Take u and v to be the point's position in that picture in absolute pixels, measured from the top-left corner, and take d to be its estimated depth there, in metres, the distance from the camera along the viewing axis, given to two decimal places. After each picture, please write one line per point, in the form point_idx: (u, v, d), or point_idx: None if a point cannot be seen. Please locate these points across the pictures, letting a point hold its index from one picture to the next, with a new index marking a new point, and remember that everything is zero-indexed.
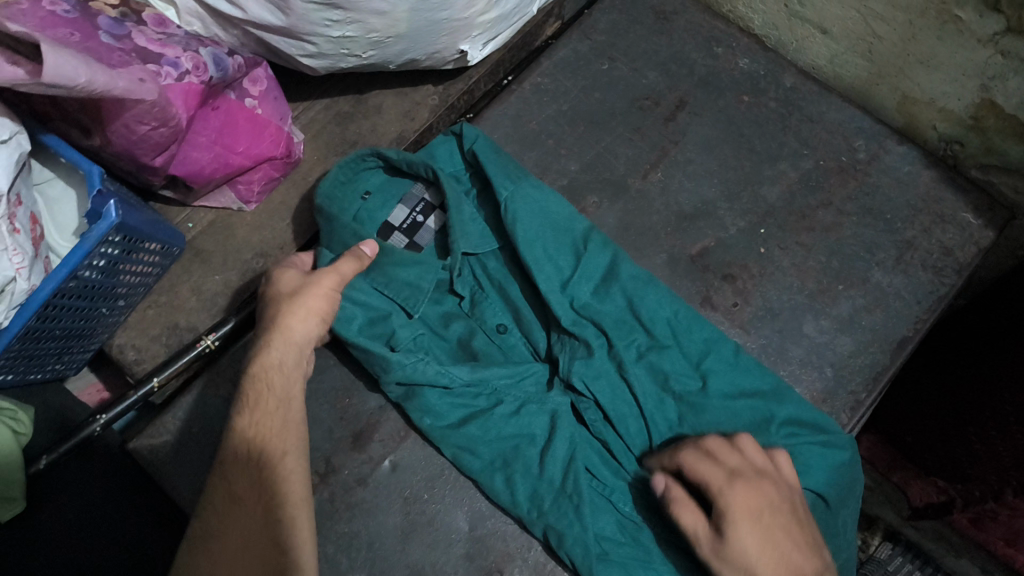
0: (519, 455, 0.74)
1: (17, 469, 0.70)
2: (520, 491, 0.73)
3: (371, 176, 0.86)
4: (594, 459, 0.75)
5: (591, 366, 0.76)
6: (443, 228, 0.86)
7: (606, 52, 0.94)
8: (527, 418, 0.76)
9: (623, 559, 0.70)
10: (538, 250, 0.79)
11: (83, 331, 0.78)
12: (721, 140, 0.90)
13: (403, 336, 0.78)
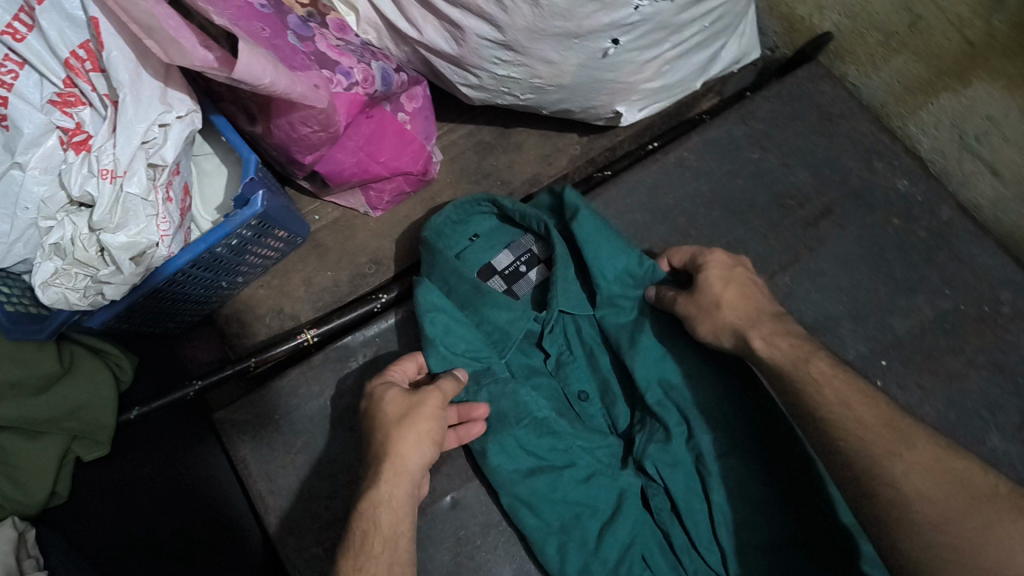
0: (579, 525, 0.73)
1: (107, 413, 0.75)
2: (571, 562, 0.72)
3: (484, 219, 0.87)
4: (652, 549, 0.73)
5: (667, 452, 0.73)
6: (544, 283, 0.85)
7: (759, 141, 0.92)
8: (595, 489, 0.74)
9: None
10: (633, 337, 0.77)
11: (200, 298, 0.81)
12: (859, 259, 0.86)
13: (488, 382, 0.77)
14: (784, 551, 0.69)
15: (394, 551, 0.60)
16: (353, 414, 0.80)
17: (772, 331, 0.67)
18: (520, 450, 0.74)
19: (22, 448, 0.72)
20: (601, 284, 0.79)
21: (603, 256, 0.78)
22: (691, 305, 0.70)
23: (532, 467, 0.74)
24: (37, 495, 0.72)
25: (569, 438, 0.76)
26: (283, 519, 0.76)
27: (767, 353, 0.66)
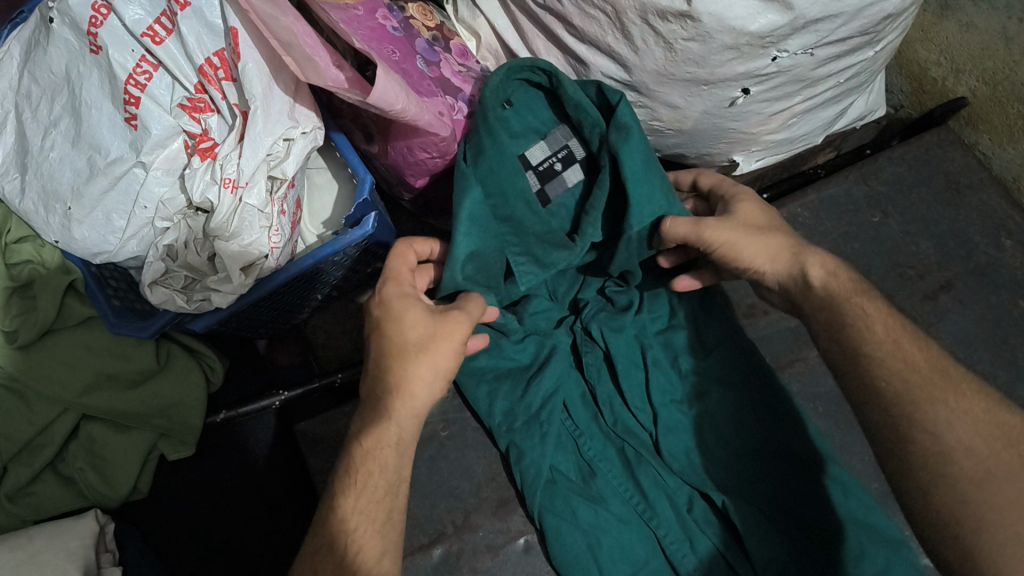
0: (510, 374, 0.77)
1: (193, 414, 0.75)
2: (498, 405, 0.75)
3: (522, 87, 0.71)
4: (576, 400, 0.77)
5: (613, 321, 0.77)
6: (581, 191, 0.73)
7: (880, 205, 0.88)
8: (531, 347, 0.77)
9: (568, 492, 0.72)
10: (683, 361, 0.75)
11: (293, 308, 0.81)
12: (980, 341, 0.81)
13: (528, 407, 0.75)
14: (703, 437, 0.73)
15: (378, 478, 0.56)
16: (432, 443, 0.79)
17: (832, 262, 0.61)
18: (494, 360, 0.76)
19: (112, 440, 0.74)
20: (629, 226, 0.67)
21: (641, 197, 0.66)
22: (735, 229, 0.62)
23: (584, 484, 0.73)
24: (119, 489, 0.73)
25: (614, 462, 0.74)
26: None
27: (824, 282, 0.60)
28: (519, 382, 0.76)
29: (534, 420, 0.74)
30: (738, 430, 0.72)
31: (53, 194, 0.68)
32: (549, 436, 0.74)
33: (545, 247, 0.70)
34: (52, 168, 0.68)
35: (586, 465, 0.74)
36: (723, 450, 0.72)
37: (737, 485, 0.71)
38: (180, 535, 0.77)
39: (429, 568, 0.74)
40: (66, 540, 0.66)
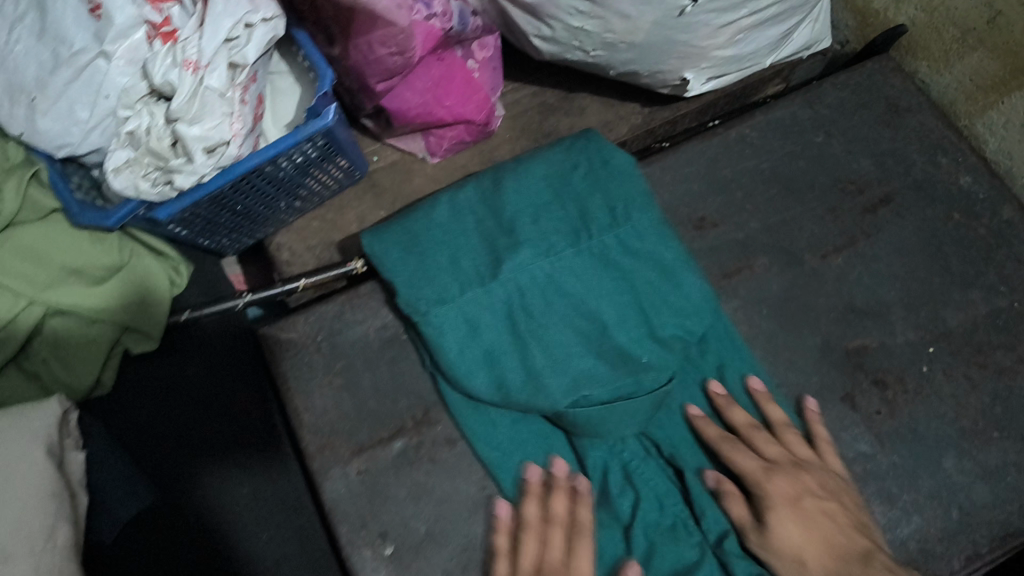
0: (433, 258, 0.78)
1: (158, 312, 0.76)
2: (412, 280, 0.77)
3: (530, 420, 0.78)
4: (478, 266, 0.78)
5: (539, 215, 0.80)
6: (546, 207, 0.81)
7: (824, 126, 0.92)
8: (458, 231, 0.80)
9: (466, 358, 0.76)
10: (589, 243, 0.79)
11: (258, 217, 0.83)
12: (916, 249, 0.85)
13: (443, 288, 0.77)
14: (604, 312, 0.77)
15: None
16: (394, 345, 0.82)
17: None
18: (424, 249, 0.79)
19: (76, 333, 0.74)
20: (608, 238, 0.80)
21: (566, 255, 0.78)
22: (789, 519, 0.69)
23: (505, 354, 0.76)
24: (83, 381, 0.73)
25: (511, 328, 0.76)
26: (325, 443, 0.77)
27: None
28: (431, 264, 0.78)
29: (449, 297, 0.76)
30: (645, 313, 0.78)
31: (18, 85, 0.68)
32: (468, 313, 0.76)
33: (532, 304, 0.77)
34: (17, 62, 0.68)
35: (502, 326, 0.77)
36: (624, 323, 0.77)
37: (637, 351, 0.77)
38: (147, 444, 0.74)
39: (390, 460, 0.77)
40: (30, 422, 0.66)
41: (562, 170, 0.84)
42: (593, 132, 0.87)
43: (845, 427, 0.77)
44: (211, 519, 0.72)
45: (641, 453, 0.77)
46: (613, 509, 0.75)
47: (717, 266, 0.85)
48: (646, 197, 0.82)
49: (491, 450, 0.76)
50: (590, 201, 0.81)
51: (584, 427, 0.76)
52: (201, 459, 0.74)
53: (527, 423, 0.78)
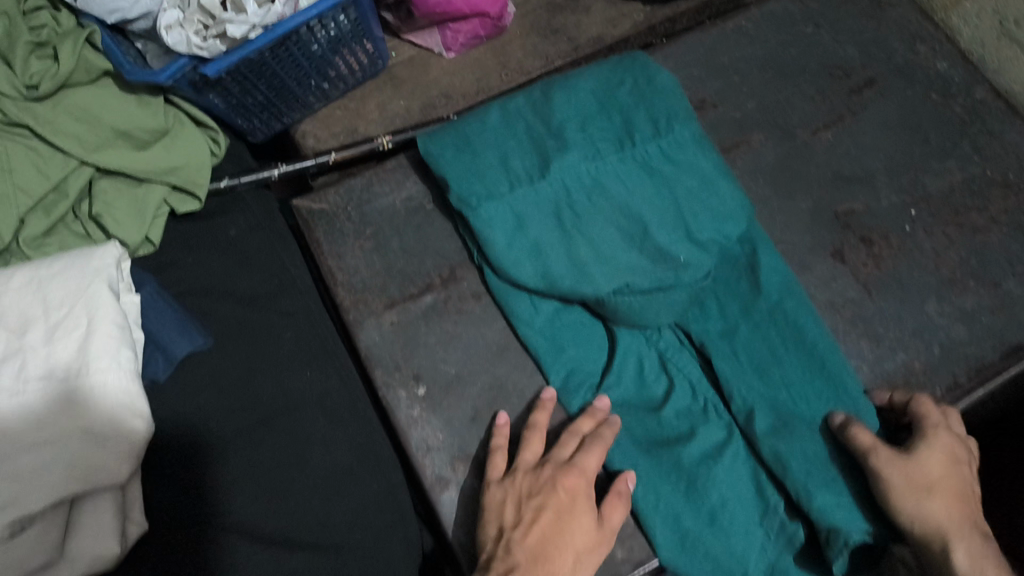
0: (488, 160, 0.85)
1: (204, 174, 0.81)
2: (467, 175, 0.83)
3: (571, 312, 0.81)
4: (530, 167, 0.84)
5: (585, 127, 0.87)
6: (592, 120, 0.88)
7: (813, 19, 0.99)
8: (510, 136, 0.87)
9: (512, 247, 0.80)
10: (632, 153, 0.86)
11: (290, 97, 0.88)
12: (899, 125, 0.92)
13: (495, 185, 0.83)
14: (646, 218, 0.82)
15: None
16: (420, 213, 0.88)
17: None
18: (480, 148, 0.86)
19: (125, 194, 0.79)
20: (651, 150, 0.86)
21: (610, 163, 0.85)
22: (942, 462, 0.68)
23: (549, 244, 0.80)
24: (132, 236, 0.77)
25: (555, 223, 0.81)
26: (359, 297, 0.83)
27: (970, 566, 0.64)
28: (484, 163, 0.84)
29: (499, 193, 0.82)
30: (684, 218, 0.82)
31: None
32: (516, 206, 0.82)
33: (576, 204, 0.82)
34: None
35: (547, 219, 0.82)
36: (663, 223, 0.81)
37: (674, 248, 0.80)
38: (200, 293, 0.78)
39: (420, 312, 0.82)
40: (90, 261, 0.70)
41: (608, 84, 0.90)
42: (640, 54, 0.94)
43: (836, 278, 0.84)
44: (265, 372, 0.76)
45: (677, 344, 0.80)
46: (647, 394, 0.78)
47: (717, 141, 0.92)
48: (686, 113, 0.88)
49: (535, 334, 0.80)
50: (635, 114, 0.88)
51: (622, 316, 0.79)
52: (258, 320, 0.78)
53: (569, 314, 0.81)
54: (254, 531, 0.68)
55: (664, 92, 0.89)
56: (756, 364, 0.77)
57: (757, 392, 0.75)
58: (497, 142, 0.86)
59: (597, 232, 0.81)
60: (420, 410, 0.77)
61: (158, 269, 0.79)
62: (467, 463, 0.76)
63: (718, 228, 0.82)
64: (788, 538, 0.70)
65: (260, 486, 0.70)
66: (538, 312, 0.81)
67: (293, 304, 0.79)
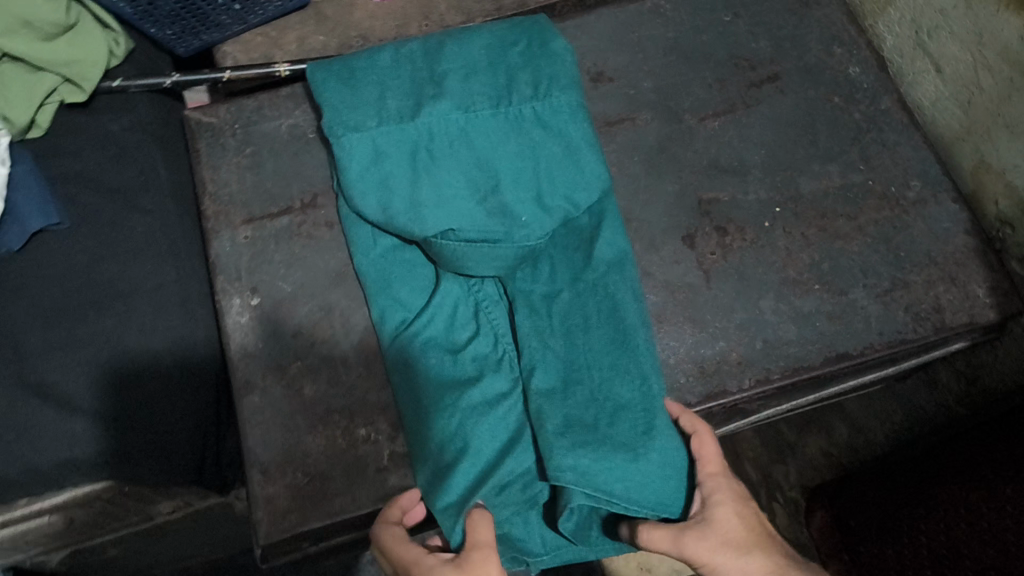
0: (365, 95, 0.86)
1: (95, 71, 0.87)
2: (342, 107, 0.85)
3: (408, 251, 0.84)
4: (403, 106, 0.85)
5: (468, 76, 0.87)
6: (479, 71, 0.87)
7: (734, 7, 0.97)
8: (395, 75, 0.87)
9: (362, 179, 0.82)
10: (506, 108, 0.85)
11: (200, 14, 0.93)
12: (789, 123, 0.91)
13: (363, 118, 0.84)
14: (498, 174, 0.83)
15: None
16: (299, 141, 0.91)
17: None
18: (363, 81, 0.87)
19: (20, 77, 0.85)
20: (527, 108, 0.85)
21: (482, 117, 0.84)
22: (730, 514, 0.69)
23: (398, 181, 0.82)
24: (19, 115, 0.83)
25: (409, 163, 0.83)
26: (222, 209, 0.87)
27: None
28: (360, 97, 0.85)
29: (366, 126, 0.83)
30: (535, 181, 0.83)
31: None
32: (377, 141, 0.83)
33: (433, 149, 0.83)
34: None
35: (404, 157, 0.83)
36: (515, 182, 0.82)
37: (519, 208, 0.81)
38: (73, 177, 0.84)
39: (273, 231, 0.86)
40: None
41: (501, 43, 0.89)
42: (544, 18, 0.92)
43: (679, 261, 0.84)
44: (112, 260, 0.81)
45: (496, 297, 0.83)
46: (451, 338, 0.80)
47: (602, 114, 0.92)
48: (570, 80, 0.86)
49: (367, 264, 0.83)
50: (520, 74, 0.87)
51: (447, 260, 0.81)
52: (118, 212, 0.83)
53: (406, 252, 0.84)
54: (59, 399, 0.74)
55: (555, 56, 0.88)
56: (563, 328, 0.79)
57: (551, 354, 0.77)
58: (382, 79, 0.87)
59: (446, 178, 0.82)
60: (247, 319, 0.82)
61: (43, 150, 0.86)
62: (277, 375, 0.80)
63: (567, 194, 0.83)
64: (530, 499, 0.74)
65: (80, 367, 0.75)
66: (376, 245, 0.84)
67: (155, 203, 0.85)
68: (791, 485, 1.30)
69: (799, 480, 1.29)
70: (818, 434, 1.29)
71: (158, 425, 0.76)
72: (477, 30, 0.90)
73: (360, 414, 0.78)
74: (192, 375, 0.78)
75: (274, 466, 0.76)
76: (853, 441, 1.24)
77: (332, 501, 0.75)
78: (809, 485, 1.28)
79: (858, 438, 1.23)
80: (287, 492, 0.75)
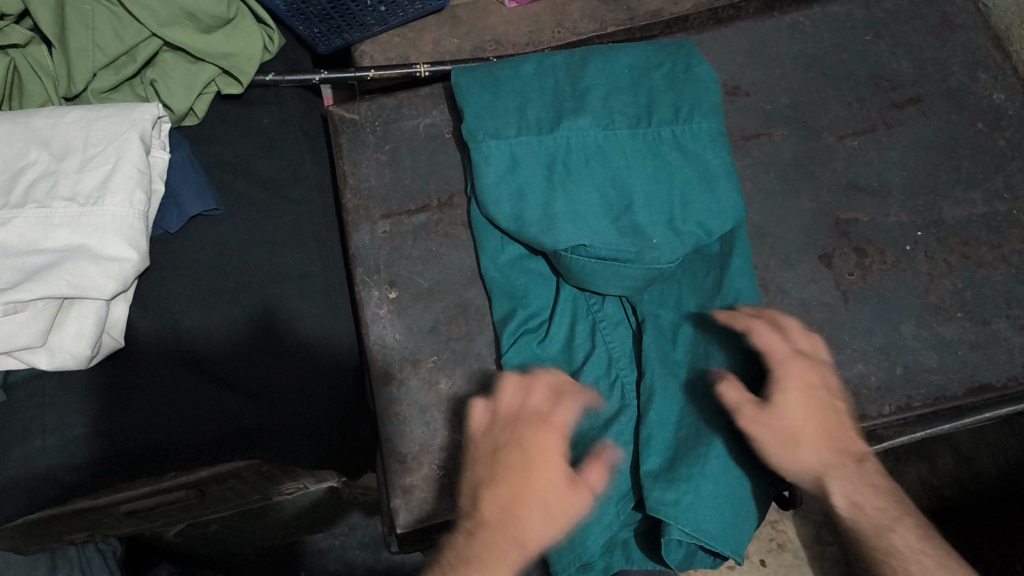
0: (504, 104, 0.84)
1: (251, 65, 0.90)
2: (483, 113, 0.83)
3: (535, 262, 0.83)
4: (542, 118, 0.83)
5: (608, 93, 0.84)
6: (619, 90, 0.84)
7: (875, 27, 0.96)
8: (535, 85, 0.85)
9: (496, 184, 0.80)
10: (643, 127, 0.82)
11: (348, 15, 0.96)
12: (931, 146, 0.90)
13: (503, 126, 0.82)
14: (630, 194, 0.79)
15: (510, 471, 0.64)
16: (437, 140, 0.92)
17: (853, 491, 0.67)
18: (506, 90, 0.85)
19: (182, 68, 0.89)
20: (666, 129, 0.81)
21: (620, 138, 0.81)
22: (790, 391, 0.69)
23: (532, 191, 0.79)
24: (179, 105, 0.88)
25: (543, 173, 0.80)
26: (362, 203, 0.90)
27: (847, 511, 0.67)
28: (501, 105, 0.83)
29: (505, 134, 0.81)
30: (669, 204, 0.79)
31: None
32: (515, 149, 0.80)
33: (566, 163, 0.80)
34: None
35: (540, 168, 0.80)
36: (649, 205, 0.78)
37: (651, 230, 0.77)
38: (227, 167, 0.88)
39: (411, 227, 0.88)
40: (132, 114, 0.80)
41: (645, 64, 0.86)
42: (690, 43, 0.89)
43: (816, 279, 0.84)
44: (261, 247, 0.84)
45: (614, 320, 0.80)
46: (568, 356, 0.79)
47: (739, 127, 0.92)
48: (713, 108, 0.83)
49: (494, 271, 0.82)
50: (661, 97, 0.84)
51: (575, 275, 0.78)
52: (268, 200, 0.87)
53: (531, 262, 0.83)
54: (208, 370, 0.78)
55: (698, 80, 0.84)
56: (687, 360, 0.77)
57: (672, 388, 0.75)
58: (524, 90, 0.85)
59: (577, 191, 0.79)
60: (386, 311, 0.84)
61: (199, 139, 0.90)
62: (415, 367, 0.82)
63: (704, 220, 0.78)
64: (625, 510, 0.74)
65: (235, 344, 0.80)
66: (504, 251, 0.83)
67: (301, 192, 0.89)
68: None
69: None
70: (920, 462, 1.25)
71: (294, 408, 0.78)
72: (623, 45, 0.87)
73: None
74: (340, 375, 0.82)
75: (411, 456, 0.78)
76: (959, 475, 1.23)
77: None
78: None
79: (966, 470, 1.23)
80: (423, 483, 0.77)
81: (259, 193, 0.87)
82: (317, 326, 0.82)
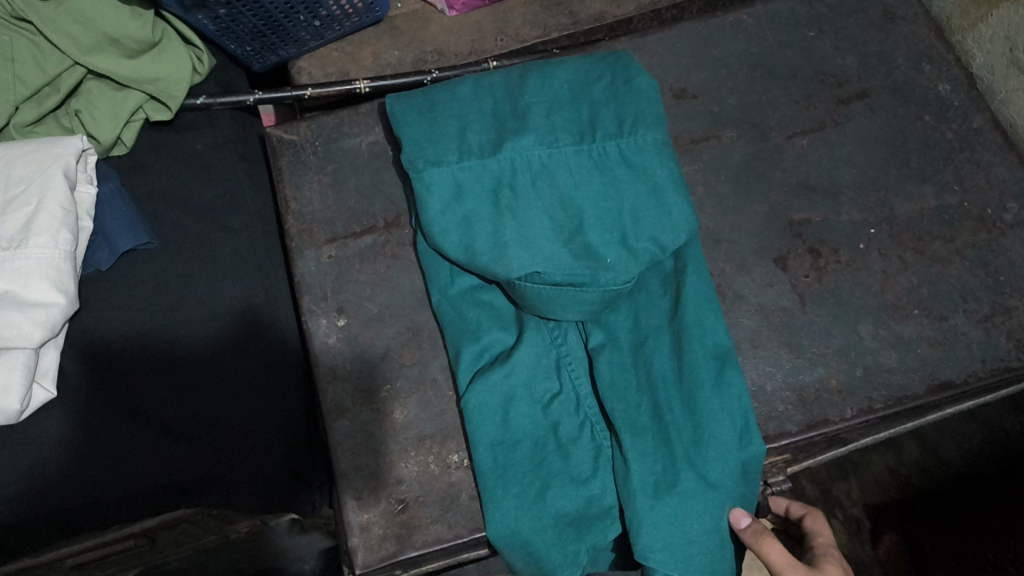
0: (444, 128, 0.81)
1: (180, 89, 0.86)
2: (423, 141, 0.80)
3: (491, 293, 0.80)
4: (483, 139, 0.80)
5: (549, 108, 0.81)
6: (560, 106, 0.82)
7: (818, 23, 0.95)
8: (475, 106, 0.82)
9: (441, 214, 0.76)
10: (589, 143, 0.80)
11: (281, 32, 0.92)
12: (880, 141, 0.89)
13: (443, 152, 0.79)
14: (582, 214, 0.77)
15: None
16: (380, 159, 0.89)
17: None
18: (445, 113, 0.82)
19: (108, 96, 0.85)
20: (611, 145, 0.80)
21: (565, 158, 0.79)
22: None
23: (480, 219, 0.76)
24: (105, 136, 0.84)
25: (487, 199, 0.77)
26: (305, 227, 0.86)
27: None
28: (439, 130, 0.81)
29: (446, 160, 0.78)
30: (622, 222, 0.77)
31: None
32: (458, 175, 0.77)
33: (512, 187, 0.77)
34: None
35: (485, 193, 0.77)
36: (600, 222, 0.76)
37: (604, 249, 0.75)
38: (163, 197, 0.85)
39: (358, 250, 0.85)
40: (54, 148, 0.76)
41: (585, 78, 0.84)
42: (627, 53, 0.87)
43: (772, 284, 0.82)
44: (201, 278, 0.81)
45: (579, 355, 0.78)
46: (534, 390, 0.76)
47: (688, 131, 0.90)
48: (656, 119, 0.81)
49: (444, 303, 0.79)
50: (603, 110, 0.82)
51: (531, 303, 0.76)
52: (204, 232, 0.83)
53: (484, 292, 0.80)
54: (151, 423, 0.75)
55: (639, 92, 0.83)
56: (648, 385, 0.74)
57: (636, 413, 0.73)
58: (461, 112, 0.82)
59: (527, 216, 0.76)
60: (335, 340, 0.81)
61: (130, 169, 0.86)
62: (367, 399, 0.79)
63: (657, 234, 0.76)
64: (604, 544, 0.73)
65: (177, 394, 0.76)
66: (454, 283, 0.80)
67: (239, 220, 0.86)
68: (853, 502, 1.24)
69: (862, 498, 1.24)
70: (886, 452, 1.25)
71: (243, 452, 0.75)
72: (561, 59, 0.85)
73: (453, 439, 0.77)
74: (291, 417, 0.78)
75: (368, 491, 0.75)
76: (925, 462, 1.23)
77: (428, 529, 0.74)
78: (872, 503, 1.24)
79: (931, 458, 1.23)
80: (381, 519, 0.74)
81: (196, 223, 0.84)
82: (265, 360, 0.80)
